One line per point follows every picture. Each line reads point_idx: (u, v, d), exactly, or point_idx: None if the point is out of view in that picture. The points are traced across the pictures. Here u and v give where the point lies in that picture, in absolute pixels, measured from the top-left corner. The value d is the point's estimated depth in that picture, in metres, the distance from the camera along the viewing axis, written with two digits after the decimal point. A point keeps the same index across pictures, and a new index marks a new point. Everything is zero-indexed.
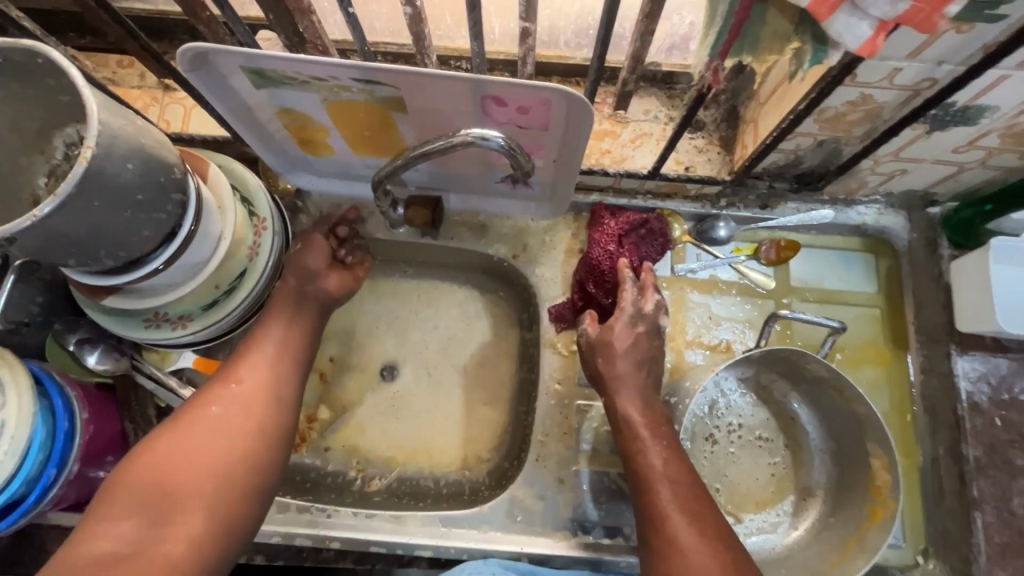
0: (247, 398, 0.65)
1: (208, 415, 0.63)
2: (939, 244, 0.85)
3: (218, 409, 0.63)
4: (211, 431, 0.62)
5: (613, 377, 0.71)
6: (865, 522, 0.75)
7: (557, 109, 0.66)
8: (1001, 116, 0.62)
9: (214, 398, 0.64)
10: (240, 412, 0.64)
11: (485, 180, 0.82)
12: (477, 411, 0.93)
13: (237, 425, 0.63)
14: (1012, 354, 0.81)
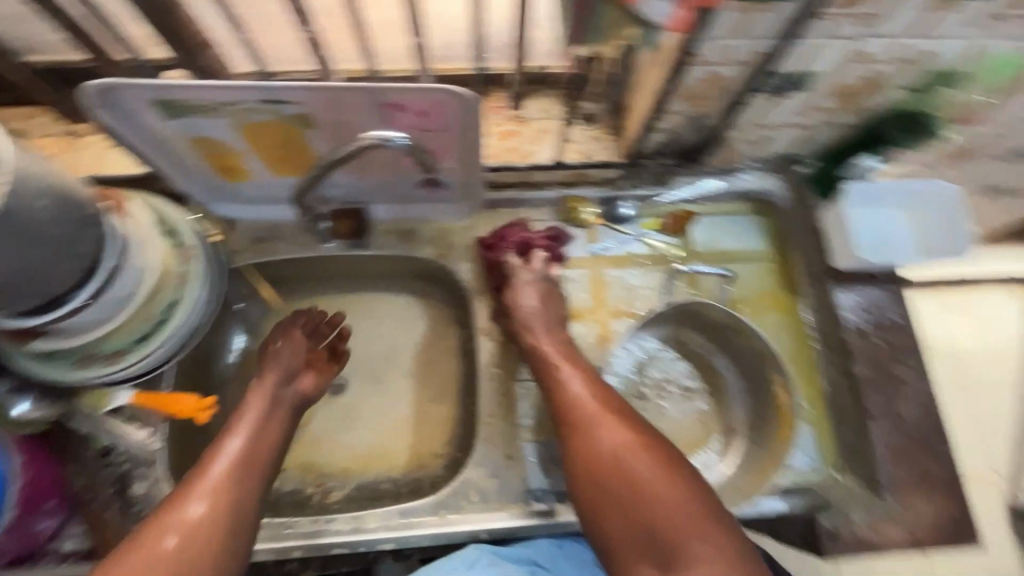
0: (206, 511, 0.62)
1: (165, 543, 0.60)
2: (809, 198, 0.95)
3: (174, 535, 0.60)
4: (173, 559, 0.59)
5: (522, 320, 0.79)
6: (783, 442, 0.79)
7: (454, 111, 0.68)
8: (825, 81, 0.74)
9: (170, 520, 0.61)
10: (199, 529, 0.61)
11: (403, 185, 0.85)
12: (425, 409, 0.97)
13: (200, 540, 0.61)
14: (881, 282, 0.91)
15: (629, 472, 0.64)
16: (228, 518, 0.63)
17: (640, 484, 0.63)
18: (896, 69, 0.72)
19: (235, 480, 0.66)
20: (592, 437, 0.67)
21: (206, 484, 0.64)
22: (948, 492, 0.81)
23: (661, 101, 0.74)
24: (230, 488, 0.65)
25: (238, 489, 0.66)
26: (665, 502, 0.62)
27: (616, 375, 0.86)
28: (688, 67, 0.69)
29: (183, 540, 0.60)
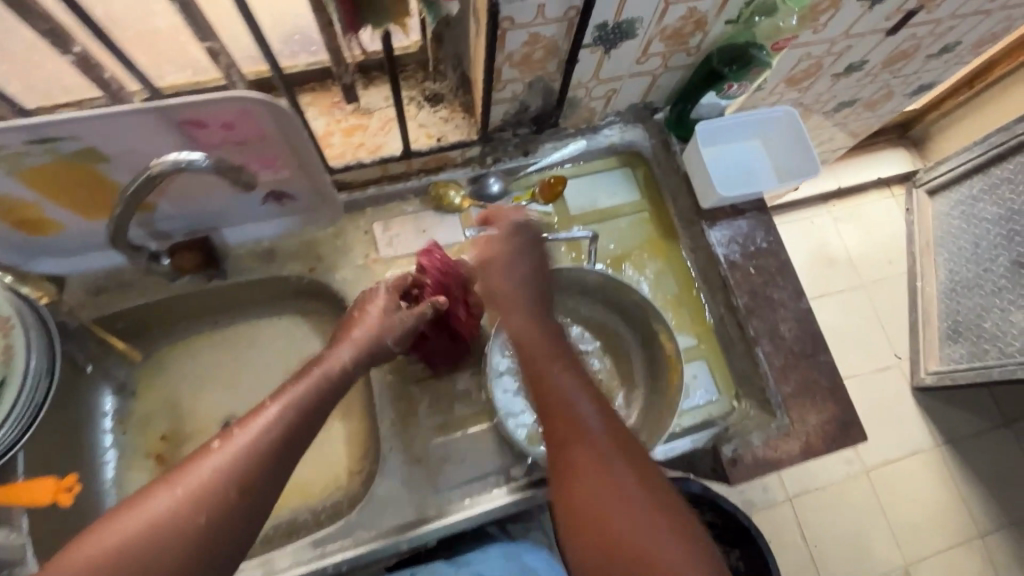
0: (225, 488, 0.53)
1: (174, 512, 0.51)
2: (671, 143, 0.96)
3: (190, 507, 0.51)
4: (181, 531, 0.51)
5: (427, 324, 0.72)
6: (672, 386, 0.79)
7: (264, 120, 0.62)
8: (649, 25, 0.73)
9: (187, 486, 0.52)
10: (214, 506, 0.52)
11: (246, 203, 0.79)
12: (332, 430, 0.93)
13: (212, 519, 0.52)
14: (750, 214, 0.92)
15: (598, 494, 0.55)
16: (246, 504, 0.53)
17: (614, 494, 0.54)
18: (712, 4, 0.72)
19: (267, 458, 0.56)
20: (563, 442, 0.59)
21: (231, 454, 0.55)
22: (836, 398, 0.85)
23: (492, 71, 0.71)
24: (260, 467, 0.55)
25: (268, 473, 0.56)
26: (640, 526, 0.52)
27: (510, 350, 0.84)
28: (504, 33, 0.66)
29: (201, 518, 0.52)
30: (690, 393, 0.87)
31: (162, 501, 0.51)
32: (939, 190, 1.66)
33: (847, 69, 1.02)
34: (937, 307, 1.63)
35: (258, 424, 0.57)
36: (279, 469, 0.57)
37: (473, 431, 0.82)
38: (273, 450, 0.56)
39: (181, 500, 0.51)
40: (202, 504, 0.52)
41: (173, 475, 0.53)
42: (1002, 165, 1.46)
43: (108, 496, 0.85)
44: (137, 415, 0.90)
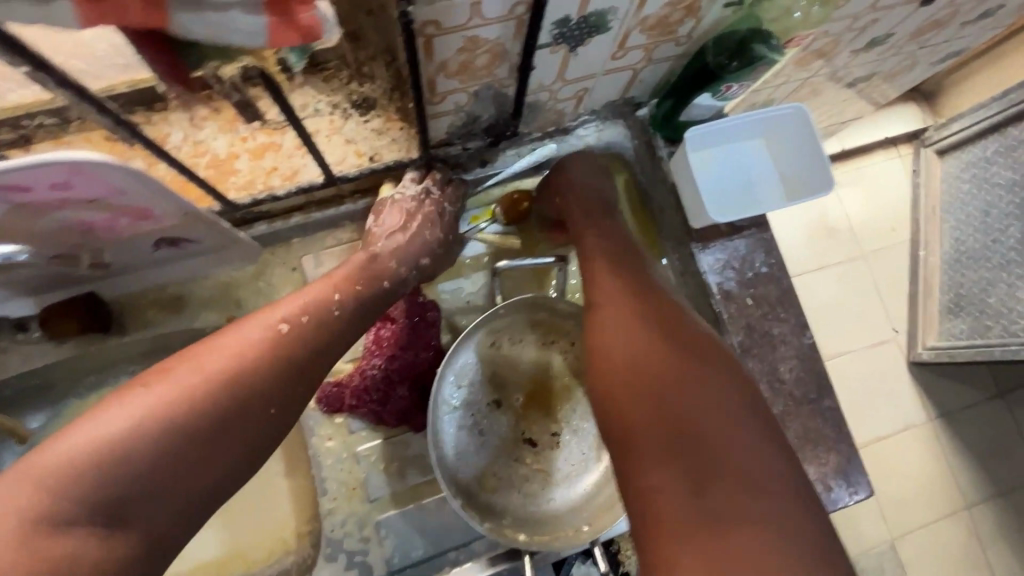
0: (212, 404, 0.46)
1: (146, 419, 0.43)
2: (655, 145, 0.81)
3: (167, 416, 0.44)
4: (150, 446, 0.43)
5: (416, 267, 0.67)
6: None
7: (111, 178, 0.48)
8: (625, 17, 0.56)
9: (174, 392, 0.45)
10: (199, 421, 0.45)
11: (133, 254, 0.64)
12: (274, 487, 0.83)
13: (194, 443, 0.45)
14: (747, 232, 0.79)
15: (701, 396, 0.48)
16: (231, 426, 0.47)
17: (655, 407, 0.48)
18: None
19: (302, 356, 0.52)
20: (641, 348, 0.52)
21: (219, 367, 0.48)
22: (837, 446, 0.75)
23: (423, 85, 0.55)
24: (290, 370, 0.51)
25: (258, 396, 0.49)
26: (701, 421, 0.46)
27: (470, 380, 0.72)
28: (431, 40, 0.49)
29: (174, 435, 0.44)
30: None
31: (139, 408, 0.44)
32: (950, 150, 1.29)
33: (869, 44, 0.85)
34: (940, 278, 1.29)
35: (249, 346, 0.50)
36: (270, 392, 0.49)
37: (427, 503, 0.72)
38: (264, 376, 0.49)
39: (164, 405, 0.44)
40: (179, 419, 0.44)
41: (151, 379, 0.46)
42: (976, 144, 1.21)
43: None
44: None
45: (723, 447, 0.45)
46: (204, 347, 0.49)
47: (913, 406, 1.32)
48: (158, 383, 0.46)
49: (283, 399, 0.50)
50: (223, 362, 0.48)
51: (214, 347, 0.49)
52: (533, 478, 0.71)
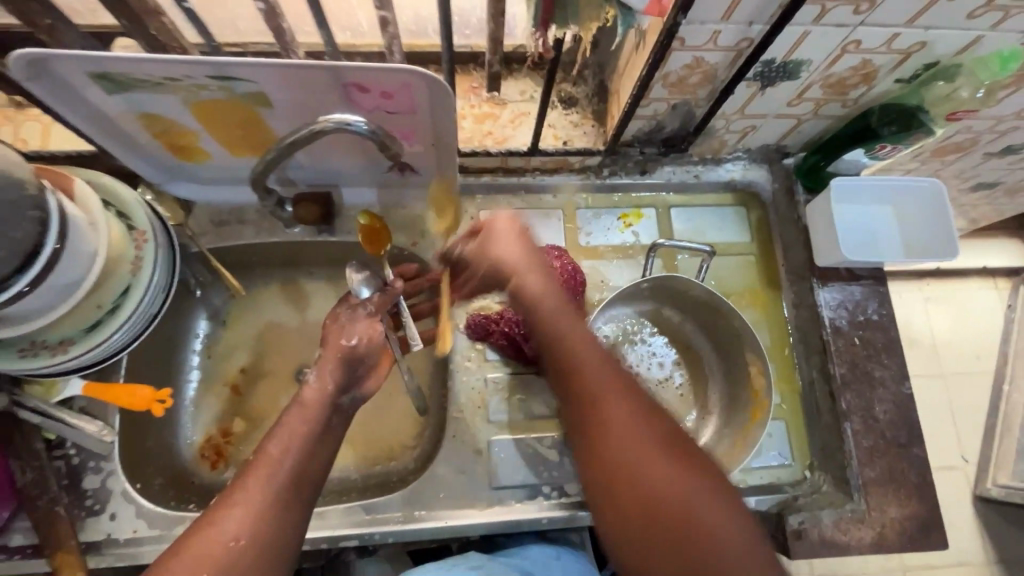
0: (286, 488, 0.58)
1: (229, 536, 0.53)
2: (795, 191, 0.92)
3: (242, 525, 0.54)
4: (235, 557, 0.53)
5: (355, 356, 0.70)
6: (747, 416, 0.77)
7: (420, 94, 0.63)
8: (816, 70, 0.70)
9: (244, 507, 0.55)
10: (274, 516, 0.56)
11: (370, 171, 0.82)
12: (393, 401, 0.95)
13: (267, 542, 0.55)
14: (865, 281, 0.87)
15: (633, 436, 0.55)
16: (301, 489, 0.59)
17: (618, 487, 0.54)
18: (890, 59, 0.68)
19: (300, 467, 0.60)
20: (603, 419, 0.57)
21: (273, 478, 0.58)
22: (922, 496, 0.79)
23: (644, 88, 0.70)
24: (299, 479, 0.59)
25: (296, 491, 0.58)
26: (643, 463, 0.54)
27: (594, 347, 0.83)
28: (672, 52, 0.65)
29: (246, 539, 0.54)
30: (761, 452, 0.82)
31: (228, 527, 0.54)
32: None
33: (1001, 151, 0.95)
34: None
35: (295, 428, 0.62)
36: (320, 455, 0.62)
37: (537, 439, 0.81)
38: (318, 431, 0.63)
39: (242, 520, 0.54)
40: (256, 528, 0.54)
41: (222, 506, 0.55)
42: None
43: (184, 415, 0.90)
44: (222, 346, 0.95)
45: (655, 480, 0.53)
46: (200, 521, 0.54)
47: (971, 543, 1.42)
48: (232, 502, 0.55)
49: (287, 508, 0.57)
50: (272, 471, 0.58)
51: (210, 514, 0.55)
52: None
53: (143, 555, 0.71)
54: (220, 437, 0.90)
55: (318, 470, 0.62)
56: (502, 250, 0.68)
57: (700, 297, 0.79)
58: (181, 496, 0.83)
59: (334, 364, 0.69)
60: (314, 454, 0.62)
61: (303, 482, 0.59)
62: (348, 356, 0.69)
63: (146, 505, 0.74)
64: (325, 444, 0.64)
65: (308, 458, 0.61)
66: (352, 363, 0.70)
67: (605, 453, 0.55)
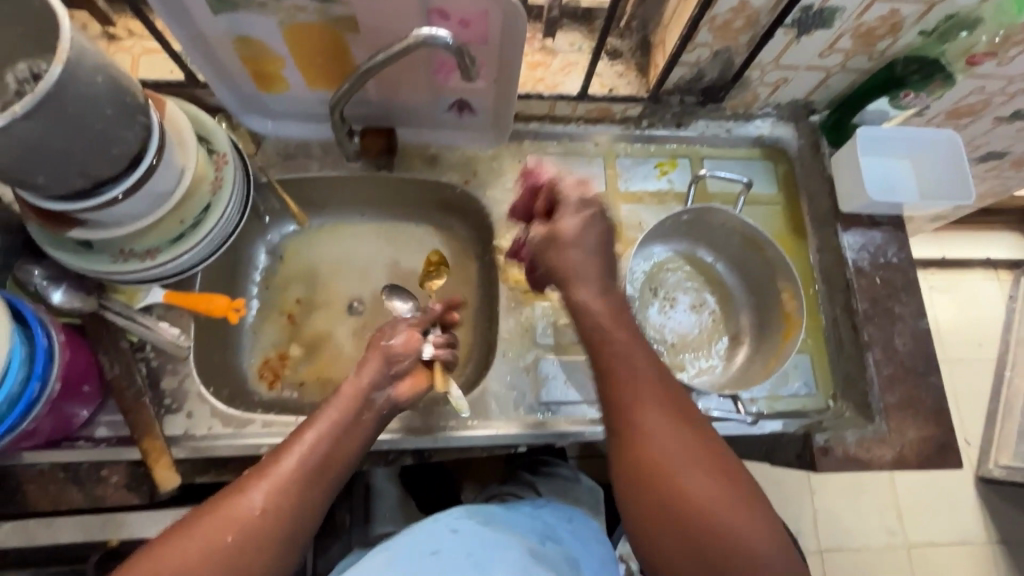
0: (311, 474, 0.59)
1: (255, 505, 0.56)
2: (820, 146, 0.99)
3: (265, 497, 0.56)
4: (255, 526, 0.55)
5: (394, 356, 0.72)
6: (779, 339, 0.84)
7: (495, 23, 0.70)
8: (848, 18, 0.77)
9: (272, 478, 0.58)
10: (296, 496, 0.58)
11: (431, 110, 0.88)
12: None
13: (286, 518, 0.57)
14: (886, 227, 0.94)
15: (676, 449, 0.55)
16: (322, 477, 0.61)
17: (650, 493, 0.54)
18: (916, 9, 0.75)
19: (328, 455, 0.61)
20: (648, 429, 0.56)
21: (304, 458, 0.60)
22: (938, 420, 0.85)
23: (691, 32, 0.77)
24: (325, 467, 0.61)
25: (320, 478, 0.60)
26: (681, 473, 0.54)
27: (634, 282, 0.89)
28: None
29: (269, 509, 0.56)
30: (788, 380, 0.88)
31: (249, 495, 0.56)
32: None
33: (1011, 116, 1.03)
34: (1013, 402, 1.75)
35: (327, 416, 0.64)
36: (350, 447, 0.64)
37: (580, 360, 0.87)
38: (351, 422, 0.65)
39: (267, 494, 0.57)
40: (276, 502, 0.57)
41: (252, 475, 0.58)
42: None
43: (244, 338, 0.95)
44: (279, 278, 1.00)
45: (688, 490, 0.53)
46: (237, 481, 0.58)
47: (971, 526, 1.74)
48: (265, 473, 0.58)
49: (308, 491, 0.59)
50: (304, 453, 0.60)
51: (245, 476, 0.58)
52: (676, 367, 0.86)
53: (219, 448, 0.77)
54: (277, 360, 0.95)
55: (344, 459, 0.63)
56: (574, 255, 0.65)
57: (736, 229, 0.86)
58: (247, 404, 0.90)
59: (373, 362, 0.70)
60: (341, 443, 0.63)
61: (326, 472, 0.61)
62: (387, 355, 0.71)
63: (220, 406, 0.79)
64: (355, 436, 0.65)
65: (337, 447, 0.63)
66: (389, 364, 0.71)
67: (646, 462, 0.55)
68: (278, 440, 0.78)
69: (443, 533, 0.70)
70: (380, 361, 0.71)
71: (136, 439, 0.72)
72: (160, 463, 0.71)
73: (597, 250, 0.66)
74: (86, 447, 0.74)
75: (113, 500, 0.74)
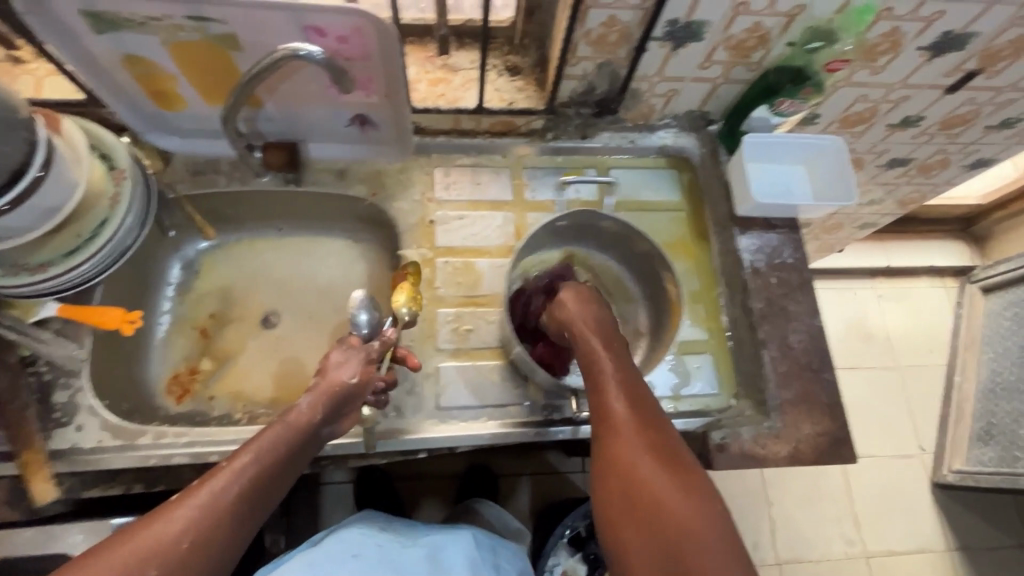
0: (240, 501, 0.61)
1: (177, 536, 0.55)
2: (719, 154, 1.03)
3: (192, 529, 0.56)
4: (179, 553, 0.55)
5: (347, 393, 0.73)
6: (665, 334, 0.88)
7: (371, 37, 0.73)
8: (716, 31, 0.81)
9: (197, 507, 0.58)
10: (223, 525, 0.58)
11: (333, 125, 0.91)
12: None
13: (215, 545, 0.57)
14: (781, 229, 0.97)
15: (641, 446, 0.61)
16: (256, 503, 0.62)
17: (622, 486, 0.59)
18: (777, 21, 0.80)
19: (260, 484, 0.63)
20: (622, 431, 0.63)
21: (237, 482, 0.61)
22: (834, 415, 0.86)
23: (570, 45, 0.81)
24: (255, 496, 0.62)
25: (251, 506, 0.62)
26: (647, 472, 0.59)
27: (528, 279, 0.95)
28: (588, 8, 0.76)
29: (195, 539, 0.56)
30: (690, 380, 0.89)
31: (177, 520, 0.56)
32: None
33: (903, 123, 1.07)
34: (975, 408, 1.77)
35: (266, 442, 0.65)
36: (281, 478, 0.66)
37: (483, 366, 0.88)
38: (291, 450, 0.67)
39: (193, 522, 0.57)
40: (203, 528, 0.57)
41: (182, 500, 0.58)
42: None
43: (153, 352, 0.95)
44: (194, 293, 1.01)
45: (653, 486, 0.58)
46: (162, 505, 0.58)
47: (932, 534, 1.74)
48: (190, 500, 0.58)
49: (237, 517, 0.60)
50: (231, 478, 0.61)
51: (171, 501, 0.59)
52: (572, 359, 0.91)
53: (106, 461, 0.76)
54: (186, 374, 0.95)
55: (274, 491, 0.65)
56: (576, 310, 0.74)
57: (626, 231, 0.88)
58: (145, 420, 0.88)
59: (326, 395, 0.71)
60: (275, 473, 0.65)
61: (261, 497, 0.63)
62: (341, 394, 0.72)
63: (111, 419, 0.79)
64: (290, 467, 0.67)
65: (271, 474, 0.64)
66: (340, 401, 0.72)
67: (616, 456, 0.61)
68: (167, 450, 0.77)
69: (367, 543, 0.84)
70: (325, 392, 0.71)
71: (14, 453, 0.73)
72: (38, 475, 0.72)
73: (603, 319, 0.74)
74: None
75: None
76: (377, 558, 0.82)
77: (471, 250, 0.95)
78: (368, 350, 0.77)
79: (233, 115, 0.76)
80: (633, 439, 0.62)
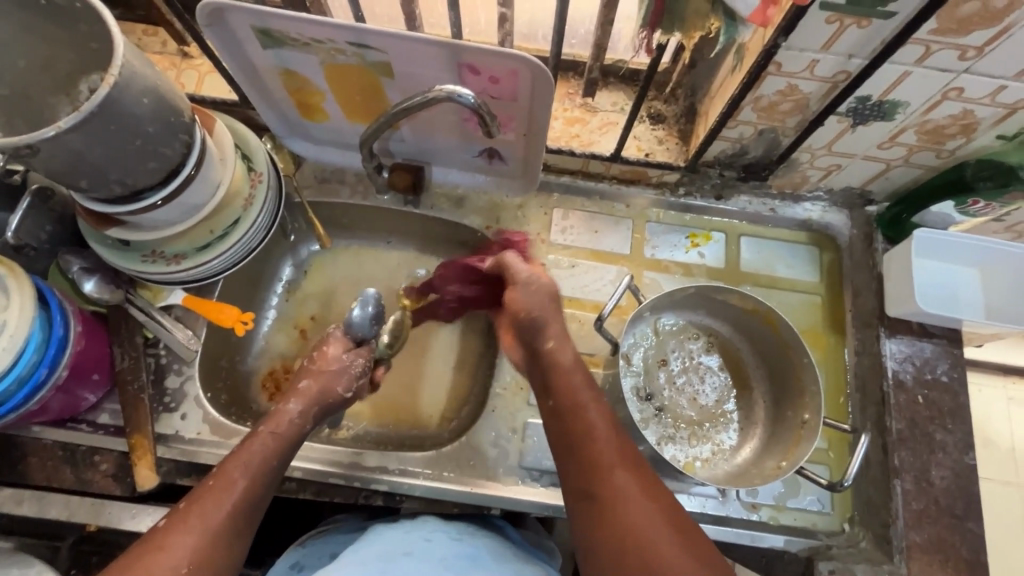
0: (233, 518, 0.59)
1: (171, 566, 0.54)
2: (874, 239, 0.90)
3: (191, 554, 0.55)
4: None
5: (338, 398, 0.74)
6: (801, 417, 0.76)
7: (525, 80, 0.70)
8: (912, 114, 0.70)
9: (194, 535, 0.56)
10: (216, 546, 0.57)
11: (462, 154, 0.89)
12: (429, 366, 0.96)
13: (220, 563, 0.56)
14: (937, 339, 0.84)
15: (637, 500, 0.58)
16: (255, 514, 0.61)
17: (608, 513, 0.58)
18: (993, 112, 0.68)
19: (252, 496, 0.61)
20: (614, 489, 0.59)
21: (227, 501, 0.59)
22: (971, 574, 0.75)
23: (733, 110, 0.74)
24: (244, 511, 0.60)
25: (246, 519, 0.60)
26: (652, 538, 0.55)
27: (637, 352, 0.84)
28: (766, 76, 0.68)
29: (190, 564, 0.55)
30: (799, 492, 0.79)
31: (170, 550, 0.55)
32: None
33: None
34: None
35: (254, 456, 0.64)
36: (272, 483, 0.64)
37: None
38: (279, 461, 0.66)
39: (196, 545, 0.56)
40: (198, 552, 0.55)
41: (172, 528, 0.56)
42: None
43: (254, 345, 0.98)
44: (299, 292, 1.03)
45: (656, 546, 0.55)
46: (155, 534, 0.56)
47: None
48: (185, 526, 0.56)
49: (233, 534, 0.59)
50: (223, 498, 0.59)
51: (160, 531, 0.56)
52: (686, 440, 0.81)
53: (201, 455, 0.80)
54: (280, 372, 0.97)
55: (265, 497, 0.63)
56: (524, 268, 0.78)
57: (756, 308, 0.80)
58: (240, 414, 0.90)
59: (311, 401, 0.71)
60: (263, 480, 0.63)
61: (256, 511, 0.62)
62: (326, 402, 0.73)
63: (212, 413, 0.82)
64: (275, 478, 0.65)
65: (263, 486, 0.63)
66: (325, 410, 0.73)
67: (605, 508, 0.58)
68: None
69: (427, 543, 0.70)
70: (318, 400, 0.72)
71: (126, 433, 0.78)
72: (143, 461, 0.76)
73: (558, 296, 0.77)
74: (86, 431, 0.79)
75: (100, 486, 0.78)
76: (420, 554, 0.68)
77: (579, 303, 0.89)
78: (363, 355, 0.77)
79: (373, 141, 0.74)
80: (626, 495, 0.58)
